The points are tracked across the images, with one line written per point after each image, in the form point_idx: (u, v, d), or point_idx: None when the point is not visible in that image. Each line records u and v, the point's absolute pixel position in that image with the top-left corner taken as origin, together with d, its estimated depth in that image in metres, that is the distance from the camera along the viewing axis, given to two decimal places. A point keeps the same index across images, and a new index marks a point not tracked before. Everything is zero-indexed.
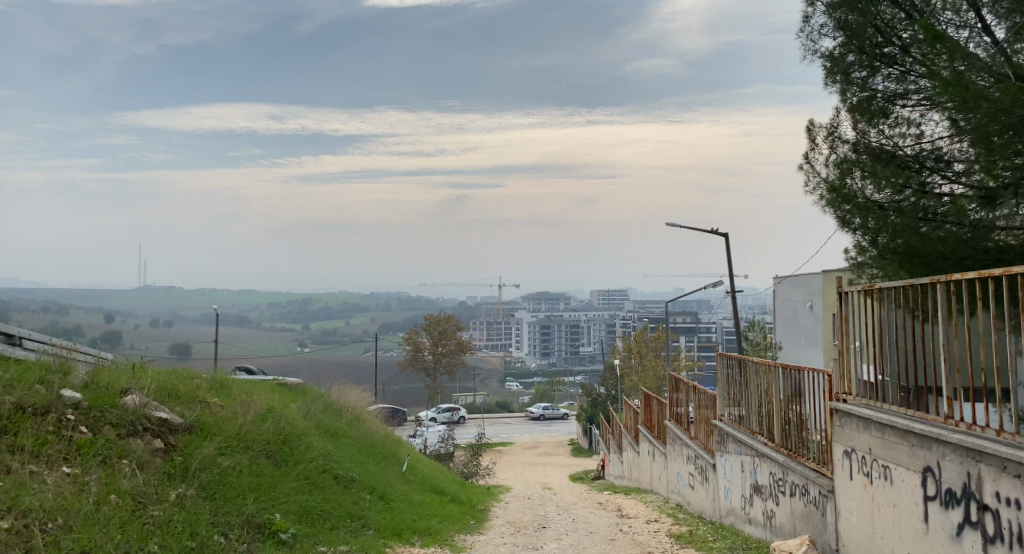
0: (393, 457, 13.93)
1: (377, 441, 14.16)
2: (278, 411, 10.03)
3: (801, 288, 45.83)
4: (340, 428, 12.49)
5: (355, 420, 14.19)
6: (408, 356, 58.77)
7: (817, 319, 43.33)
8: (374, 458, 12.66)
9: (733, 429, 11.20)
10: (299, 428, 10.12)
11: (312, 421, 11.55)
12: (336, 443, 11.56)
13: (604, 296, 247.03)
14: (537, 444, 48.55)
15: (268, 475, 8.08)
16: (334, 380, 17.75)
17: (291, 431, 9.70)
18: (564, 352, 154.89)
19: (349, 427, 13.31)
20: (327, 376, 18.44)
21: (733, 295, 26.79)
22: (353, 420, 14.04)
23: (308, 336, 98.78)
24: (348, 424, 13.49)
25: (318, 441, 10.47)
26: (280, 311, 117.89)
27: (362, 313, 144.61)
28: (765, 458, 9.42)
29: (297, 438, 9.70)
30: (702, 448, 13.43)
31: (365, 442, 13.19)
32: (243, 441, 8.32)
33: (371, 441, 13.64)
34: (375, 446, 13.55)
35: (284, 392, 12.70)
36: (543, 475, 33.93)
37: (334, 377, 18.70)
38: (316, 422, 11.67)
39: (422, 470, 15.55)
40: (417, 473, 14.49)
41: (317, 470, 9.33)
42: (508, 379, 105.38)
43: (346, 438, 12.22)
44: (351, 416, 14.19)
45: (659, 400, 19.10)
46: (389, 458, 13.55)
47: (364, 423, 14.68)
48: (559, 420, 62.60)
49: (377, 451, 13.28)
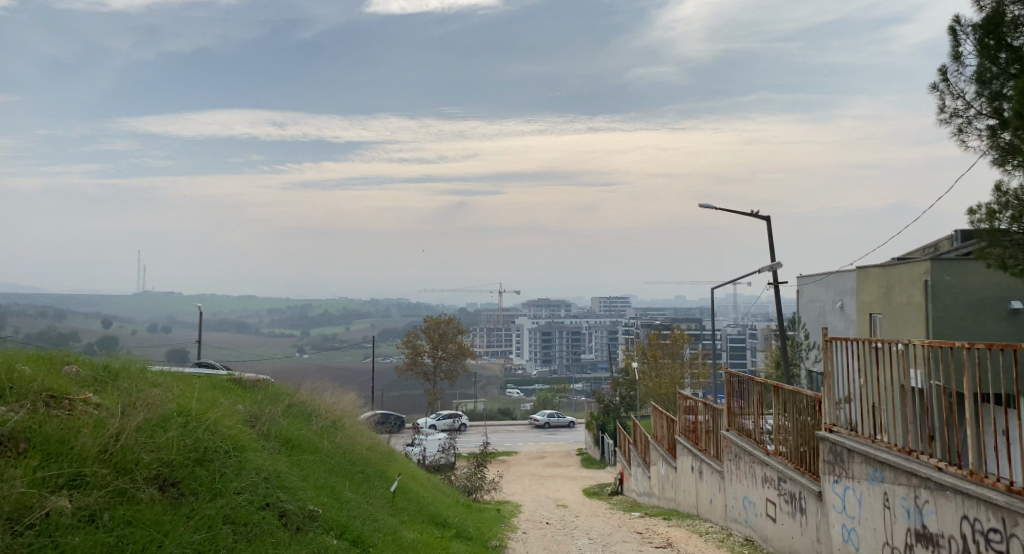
0: (381, 478, 10.56)
1: (362, 456, 10.76)
2: (196, 412, 6.75)
3: (829, 287, 42.52)
4: (304, 439, 9.08)
5: (330, 427, 10.74)
6: (406, 360, 55.49)
7: (848, 319, 39.91)
8: (353, 483, 9.25)
9: (860, 445, 7.83)
10: (232, 437, 6.86)
11: (260, 432, 8.19)
12: (294, 461, 8.18)
13: (606, 302, 243.25)
14: (544, 453, 45.18)
15: (138, 525, 5.10)
16: (310, 379, 14.37)
17: (216, 445, 6.42)
18: (566, 359, 151.49)
19: (325, 439, 9.92)
20: (303, 374, 15.01)
21: (775, 287, 23.45)
22: (330, 428, 10.62)
23: (307, 342, 95.43)
24: (322, 436, 10.08)
25: (264, 459, 7.12)
26: (279, 317, 114.70)
27: (363, 320, 141.46)
28: (950, 495, 6.05)
29: (223, 455, 6.41)
30: (789, 468, 10.22)
31: (340, 457, 9.77)
32: (105, 469, 5.35)
33: (350, 455, 10.22)
34: (357, 464, 10.17)
35: (227, 389, 9.31)
36: (553, 489, 30.60)
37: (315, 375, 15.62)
38: (265, 430, 8.29)
39: (420, 493, 12.18)
40: (416, 499, 11.20)
41: (250, 504, 6.03)
42: (509, 386, 101.81)
43: (311, 453, 8.81)
44: (326, 422, 10.82)
45: (707, 405, 15.89)
46: (374, 479, 10.15)
47: (345, 432, 11.30)
48: (565, 428, 59.04)
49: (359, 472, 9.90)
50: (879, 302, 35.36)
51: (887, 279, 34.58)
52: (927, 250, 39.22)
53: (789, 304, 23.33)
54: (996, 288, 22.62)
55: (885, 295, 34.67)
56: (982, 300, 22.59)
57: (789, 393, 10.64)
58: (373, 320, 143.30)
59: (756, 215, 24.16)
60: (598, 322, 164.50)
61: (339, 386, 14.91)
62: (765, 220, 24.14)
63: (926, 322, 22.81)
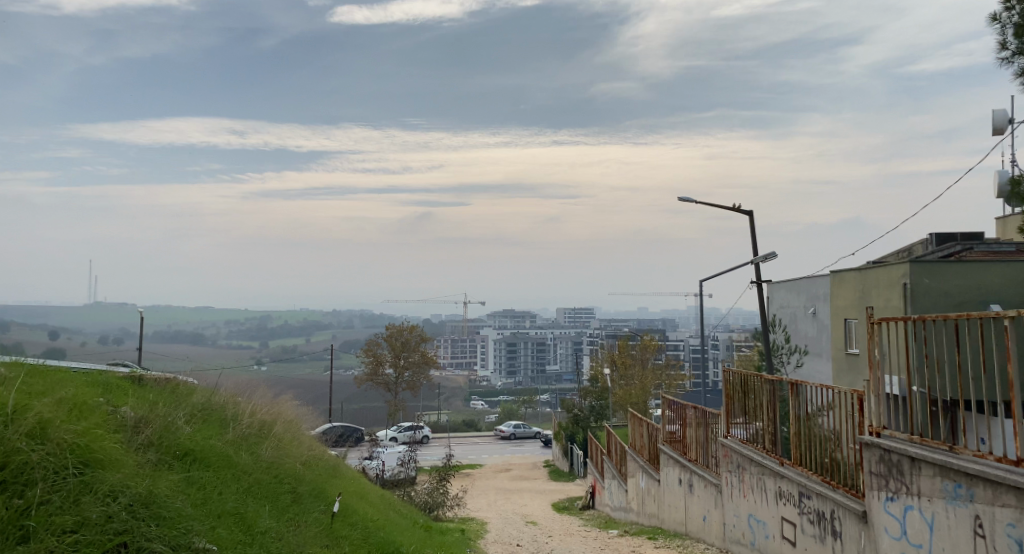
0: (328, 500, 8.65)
1: (303, 477, 8.85)
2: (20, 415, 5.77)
3: (800, 293, 41.36)
4: (212, 449, 7.31)
5: (254, 436, 8.73)
6: (366, 370, 53.18)
7: (820, 325, 38.68)
8: (276, 507, 7.27)
9: (929, 451, 6.07)
10: (68, 448, 5.79)
11: (140, 441, 6.58)
12: (186, 477, 6.56)
13: (571, 314, 242.24)
14: (510, 465, 43.29)
15: None
16: (243, 381, 12.37)
17: (35, 462, 5.50)
18: (530, 372, 149.47)
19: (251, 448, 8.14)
20: (237, 375, 13.00)
21: (756, 286, 21.91)
22: (263, 439, 8.73)
23: (266, 354, 92.34)
24: (251, 447, 8.32)
25: (121, 475, 5.95)
26: (237, 327, 111.41)
27: (324, 332, 138.69)
28: None
29: (41, 477, 5.46)
30: (814, 481, 8.47)
31: (265, 474, 7.83)
32: None
33: (277, 471, 8.25)
34: (295, 485, 8.25)
35: (113, 386, 7.53)
36: (520, 504, 28.71)
37: (243, 372, 13.58)
38: (147, 439, 6.66)
39: (369, 515, 10.11)
40: (371, 529, 9.22)
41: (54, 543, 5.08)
42: (474, 398, 99.82)
43: (217, 465, 7.07)
44: (256, 431, 8.96)
45: (697, 411, 14.23)
46: (307, 501, 8.15)
47: (283, 449, 9.39)
48: (531, 440, 57.03)
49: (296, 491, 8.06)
50: (854, 307, 34.15)
51: (862, 282, 33.35)
52: (902, 254, 38.15)
53: (769, 305, 21.86)
54: (973, 292, 21.71)
55: (860, 299, 33.47)
56: (959, 303, 21.62)
57: (814, 391, 8.93)
58: (334, 332, 140.08)
59: (737, 209, 22.78)
60: (563, 334, 163.20)
61: (267, 383, 12.82)
62: (747, 214, 22.70)
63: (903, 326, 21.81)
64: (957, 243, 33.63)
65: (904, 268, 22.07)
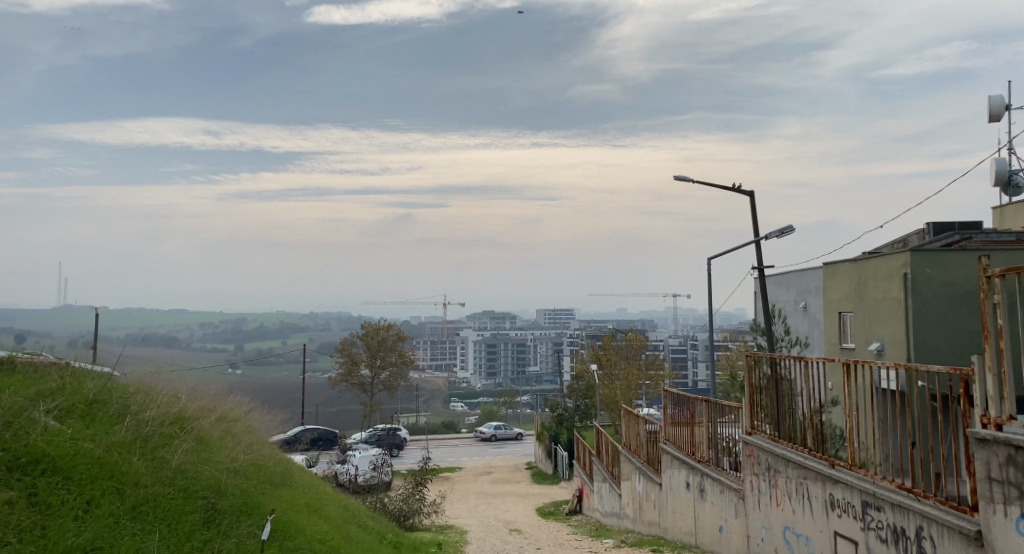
0: (272, 506, 7.71)
1: (241, 481, 7.92)
2: None
3: (790, 287, 39.79)
4: (55, 464, 6.34)
5: (156, 440, 7.43)
6: (341, 371, 51.05)
7: (811, 320, 37.06)
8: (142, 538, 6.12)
9: None
10: None
11: None
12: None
13: (551, 315, 241.15)
14: (490, 468, 41.41)
15: None
16: (186, 381, 10.44)
17: None
18: (510, 373, 147.50)
19: (162, 447, 7.34)
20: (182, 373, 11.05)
21: (756, 273, 20.20)
22: (185, 433, 7.81)
23: (241, 356, 89.74)
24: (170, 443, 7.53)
25: None
26: (212, 330, 108.48)
27: (302, 333, 136.40)
28: None
29: None
30: (885, 486, 6.64)
31: (141, 489, 6.65)
32: None
33: (176, 483, 6.98)
34: (223, 493, 7.31)
35: None
36: (503, 509, 26.81)
37: (193, 374, 11.66)
38: None
39: (325, 532, 8.42)
40: (328, 544, 8.00)
41: None
42: (454, 399, 97.82)
43: (51, 486, 6.12)
44: (185, 425, 8.12)
45: (709, 403, 12.44)
46: (215, 522, 6.83)
47: (224, 447, 8.45)
48: (512, 441, 55.11)
49: (223, 500, 7.20)
50: (848, 299, 32.50)
51: (858, 274, 31.68)
52: (897, 245, 36.52)
53: (767, 296, 20.18)
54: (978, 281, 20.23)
55: (854, 291, 31.80)
56: (962, 294, 20.07)
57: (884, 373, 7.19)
58: (312, 334, 137.48)
59: (737, 188, 21.07)
60: (543, 334, 161.77)
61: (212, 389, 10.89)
62: (748, 194, 20.94)
63: (905, 319, 20.21)
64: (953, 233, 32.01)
65: (906, 256, 20.50)
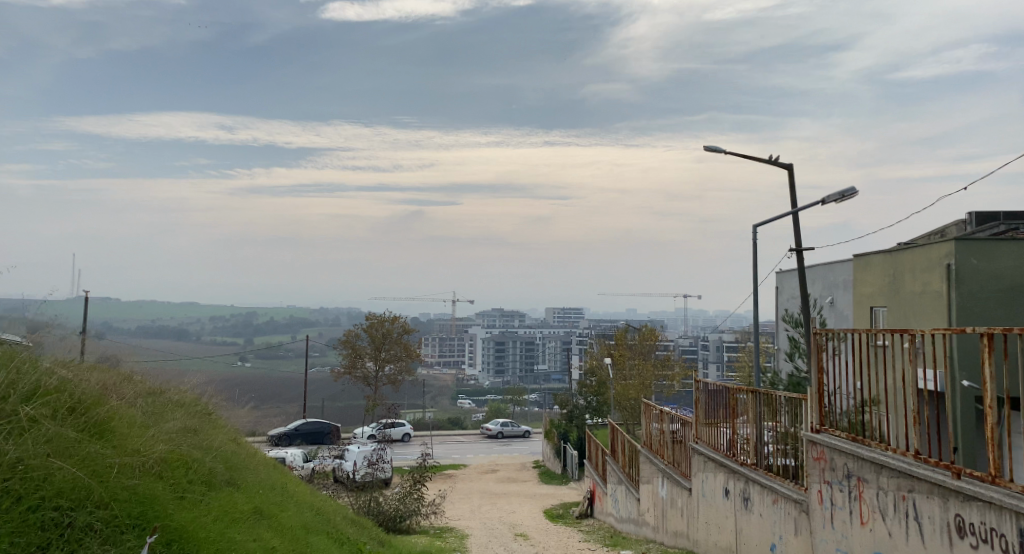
0: (172, 516, 6.54)
1: (141, 483, 6.76)
2: None
3: (816, 282, 37.51)
4: None
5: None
6: (344, 363, 49.10)
7: (838, 316, 34.84)
8: None
9: None
10: None
11: None
12: None
13: (561, 314, 239.38)
14: (496, 465, 39.43)
15: None
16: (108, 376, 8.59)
17: None
18: (518, 371, 145.38)
19: (13, 435, 6.08)
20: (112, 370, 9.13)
21: (793, 255, 18.02)
22: (49, 420, 6.43)
23: (247, 349, 87.86)
24: (41, 424, 6.41)
25: None
26: (220, 322, 106.68)
27: (310, 328, 134.67)
28: None
29: None
30: None
31: None
32: None
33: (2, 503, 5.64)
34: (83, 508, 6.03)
35: None
36: (509, 511, 24.81)
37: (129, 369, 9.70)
38: None
39: (247, 529, 7.16)
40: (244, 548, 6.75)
41: None
42: (462, 396, 96.19)
43: None
44: (79, 405, 7.01)
45: (755, 393, 10.32)
46: None
47: (136, 437, 7.32)
48: (519, 438, 53.08)
49: (87, 514, 6.04)
50: (880, 294, 30.18)
51: (892, 266, 29.42)
52: (933, 237, 34.18)
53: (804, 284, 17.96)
54: None
55: (888, 284, 29.54)
56: (1017, 286, 17.80)
57: None
58: (320, 330, 135.57)
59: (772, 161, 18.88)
60: (553, 333, 160.00)
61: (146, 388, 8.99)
62: (784, 166, 18.76)
63: (948, 315, 17.94)
64: (999, 223, 29.60)
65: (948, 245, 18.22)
